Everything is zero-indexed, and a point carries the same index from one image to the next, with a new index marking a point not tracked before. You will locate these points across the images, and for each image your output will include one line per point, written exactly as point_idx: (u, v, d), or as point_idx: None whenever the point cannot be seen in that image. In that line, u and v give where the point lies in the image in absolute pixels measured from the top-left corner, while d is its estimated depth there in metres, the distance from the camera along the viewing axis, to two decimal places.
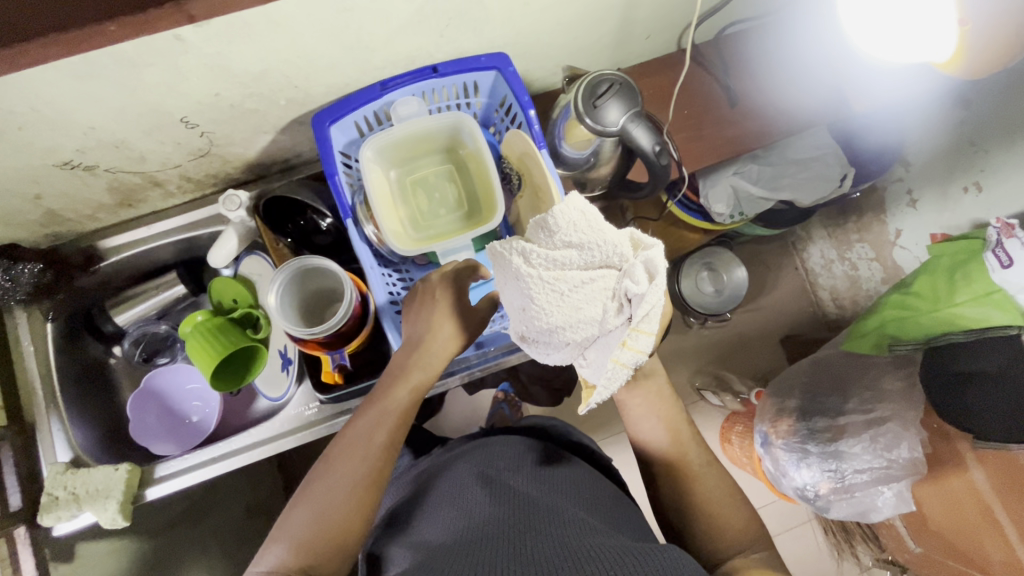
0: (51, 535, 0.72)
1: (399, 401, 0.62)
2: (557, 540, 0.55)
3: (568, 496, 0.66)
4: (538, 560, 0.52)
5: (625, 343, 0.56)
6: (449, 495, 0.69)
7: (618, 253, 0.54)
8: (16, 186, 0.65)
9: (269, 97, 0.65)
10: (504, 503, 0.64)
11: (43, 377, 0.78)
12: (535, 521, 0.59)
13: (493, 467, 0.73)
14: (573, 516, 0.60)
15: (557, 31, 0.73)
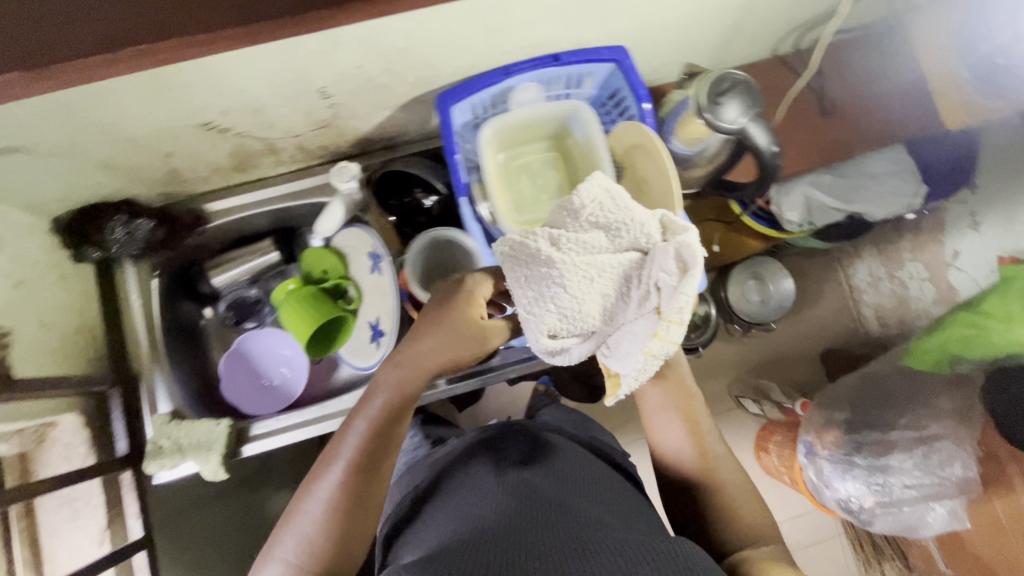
0: (153, 483, 0.75)
1: (378, 414, 0.55)
2: (568, 537, 0.55)
3: (581, 492, 0.66)
4: (552, 553, 0.52)
5: (656, 333, 0.54)
6: (463, 494, 0.68)
7: (646, 233, 0.52)
8: (153, 143, 0.67)
9: (401, 73, 0.68)
10: (512, 498, 0.64)
11: (148, 331, 0.82)
12: (547, 515, 0.59)
13: (510, 467, 0.71)
14: (588, 514, 0.60)
15: (674, 28, 0.75)
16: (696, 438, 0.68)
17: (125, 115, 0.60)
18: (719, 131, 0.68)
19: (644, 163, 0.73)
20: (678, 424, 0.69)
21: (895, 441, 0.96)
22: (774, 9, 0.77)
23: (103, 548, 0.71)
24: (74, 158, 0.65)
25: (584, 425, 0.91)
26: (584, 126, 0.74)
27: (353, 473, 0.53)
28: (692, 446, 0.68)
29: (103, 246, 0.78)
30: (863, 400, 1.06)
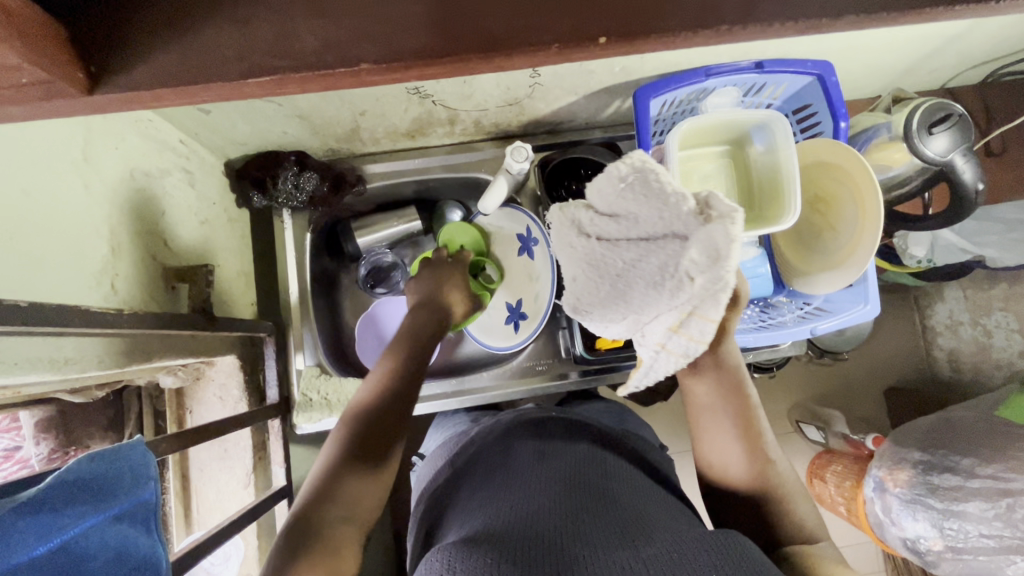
0: (297, 432, 0.76)
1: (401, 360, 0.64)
2: (617, 529, 0.53)
3: (630, 482, 0.64)
4: (601, 545, 0.50)
5: (678, 329, 0.47)
6: (509, 469, 0.65)
7: (681, 216, 0.43)
8: (356, 101, 0.67)
9: (613, 61, 0.67)
10: (557, 479, 0.61)
11: (299, 284, 0.81)
12: (591, 502, 0.57)
13: (555, 447, 0.68)
14: (635, 505, 0.58)
15: (878, 48, 0.73)
16: (747, 443, 0.61)
17: None
18: (925, 159, 0.67)
19: (829, 180, 0.72)
20: (727, 429, 0.61)
21: (974, 490, 0.94)
22: (974, 43, 0.76)
23: (249, 492, 0.73)
24: (282, 106, 0.65)
25: (621, 416, 0.86)
26: (770, 136, 0.72)
27: (368, 418, 0.58)
28: (743, 453, 0.61)
29: (271, 194, 0.78)
30: (943, 441, 1.05)
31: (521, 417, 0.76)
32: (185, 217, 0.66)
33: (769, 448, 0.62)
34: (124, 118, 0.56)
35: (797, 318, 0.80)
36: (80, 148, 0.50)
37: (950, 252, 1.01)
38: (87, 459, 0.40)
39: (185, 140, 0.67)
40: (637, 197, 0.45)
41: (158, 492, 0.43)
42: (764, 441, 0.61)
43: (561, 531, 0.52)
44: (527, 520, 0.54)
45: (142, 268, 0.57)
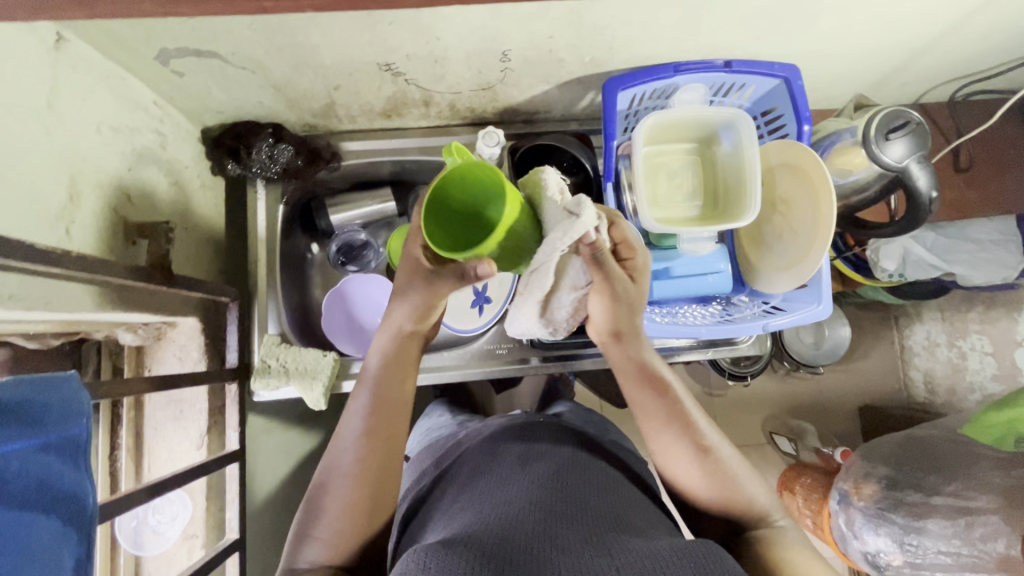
0: (254, 399, 0.77)
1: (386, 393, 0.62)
2: (594, 536, 0.52)
3: (609, 490, 0.63)
4: (575, 550, 0.49)
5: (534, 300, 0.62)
6: (488, 473, 0.65)
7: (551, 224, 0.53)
8: (330, 75, 0.69)
9: (581, 52, 0.69)
10: (537, 481, 0.60)
11: (268, 255, 0.83)
12: (568, 505, 0.57)
13: (535, 450, 0.68)
14: (615, 514, 0.58)
15: (845, 58, 0.75)
16: (682, 432, 0.61)
17: (325, 42, 0.61)
18: (883, 165, 0.69)
19: (791, 183, 0.73)
20: (683, 448, 0.60)
21: (935, 506, 0.95)
22: (942, 59, 0.78)
23: (200, 453, 0.74)
24: (256, 74, 0.67)
25: (593, 420, 0.88)
26: (735, 135, 0.74)
27: (345, 470, 0.58)
28: (678, 440, 0.61)
29: (246, 163, 0.79)
30: (908, 458, 1.05)
31: (508, 424, 0.77)
32: (152, 176, 0.67)
33: (709, 432, 0.62)
34: (94, 73, 0.58)
35: (756, 314, 0.80)
36: (45, 96, 0.51)
37: (920, 269, 0.95)
38: (13, 385, 0.41)
39: (160, 102, 0.68)
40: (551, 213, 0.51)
41: (91, 427, 0.44)
42: (697, 423, 0.62)
43: (532, 533, 0.51)
44: (499, 521, 0.53)
45: (102, 219, 0.58)
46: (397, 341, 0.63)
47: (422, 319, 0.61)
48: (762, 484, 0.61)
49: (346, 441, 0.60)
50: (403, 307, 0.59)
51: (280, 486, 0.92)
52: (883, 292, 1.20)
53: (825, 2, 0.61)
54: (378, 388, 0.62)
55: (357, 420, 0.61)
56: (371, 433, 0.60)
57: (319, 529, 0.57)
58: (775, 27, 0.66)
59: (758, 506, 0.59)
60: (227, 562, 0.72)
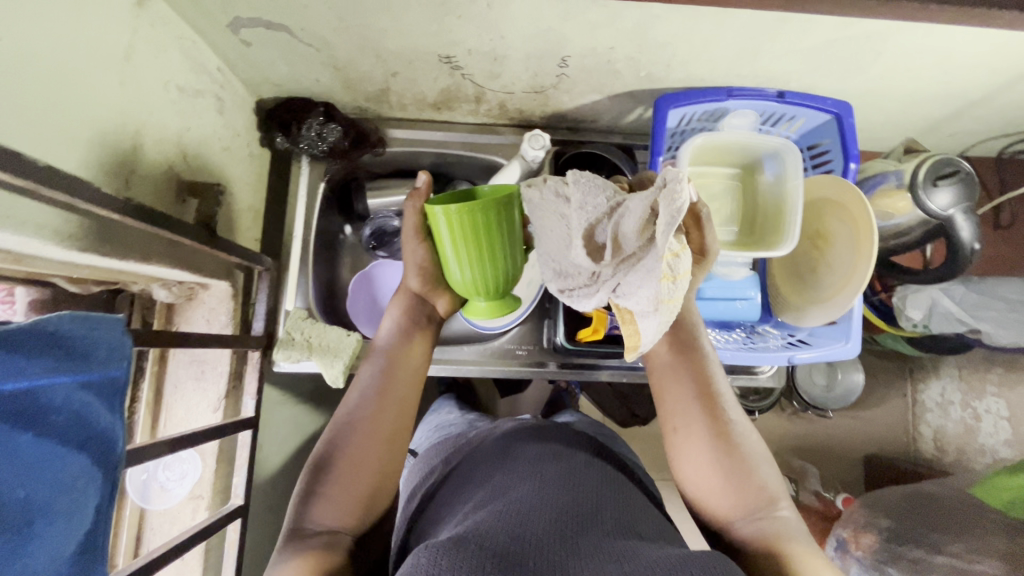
0: (274, 368, 0.78)
1: (405, 368, 0.64)
2: (607, 540, 0.51)
3: (622, 497, 0.62)
4: (584, 552, 0.48)
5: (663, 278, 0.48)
6: (506, 472, 0.63)
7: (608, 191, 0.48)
8: (390, 60, 0.70)
9: (638, 66, 0.69)
10: (550, 480, 0.60)
11: (304, 231, 0.84)
12: (580, 508, 0.56)
13: (550, 451, 0.67)
14: (625, 521, 0.57)
15: (900, 101, 0.75)
16: (701, 407, 0.61)
17: (392, 27, 0.63)
18: (927, 212, 0.69)
19: (831, 219, 0.73)
20: (718, 452, 0.59)
21: (936, 564, 0.93)
22: (996, 113, 0.77)
23: (215, 416, 0.75)
24: (319, 52, 0.68)
25: (604, 431, 0.88)
26: (780, 164, 0.74)
27: (355, 432, 0.59)
28: (699, 419, 0.60)
29: (294, 138, 0.81)
30: (910, 512, 1.04)
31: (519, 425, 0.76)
32: (206, 138, 0.68)
33: (729, 411, 0.61)
34: (168, 32, 0.59)
35: (781, 345, 0.80)
36: (123, 47, 0.53)
37: (946, 322, 0.94)
38: (73, 319, 0.42)
39: (223, 69, 0.70)
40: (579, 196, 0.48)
41: (128, 372, 0.45)
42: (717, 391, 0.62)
43: (546, 537, 0.50)
44: (514, 521, 0.52)
45: (158, 173, 0.60)
46: (407, 305, 0.68)
47: (433, 284, 0.67)
48: (775, 473, 0.59)
49: (357, 400, 0.62)
50: (416, 270, 0.65)
51: (282, 460, 0.92)
52: (903, 342, 1.18)
53: (890, 42, 0.62)
54: (391, 353, 0.65)
55: (370, 384, 0.63)
56: (382, 393, 0.62)
57: (327, 486, 0.56)
58: (835, 62, 0.67)
59: (767, 490, 0.58)
60: (229, 527, 0.72)
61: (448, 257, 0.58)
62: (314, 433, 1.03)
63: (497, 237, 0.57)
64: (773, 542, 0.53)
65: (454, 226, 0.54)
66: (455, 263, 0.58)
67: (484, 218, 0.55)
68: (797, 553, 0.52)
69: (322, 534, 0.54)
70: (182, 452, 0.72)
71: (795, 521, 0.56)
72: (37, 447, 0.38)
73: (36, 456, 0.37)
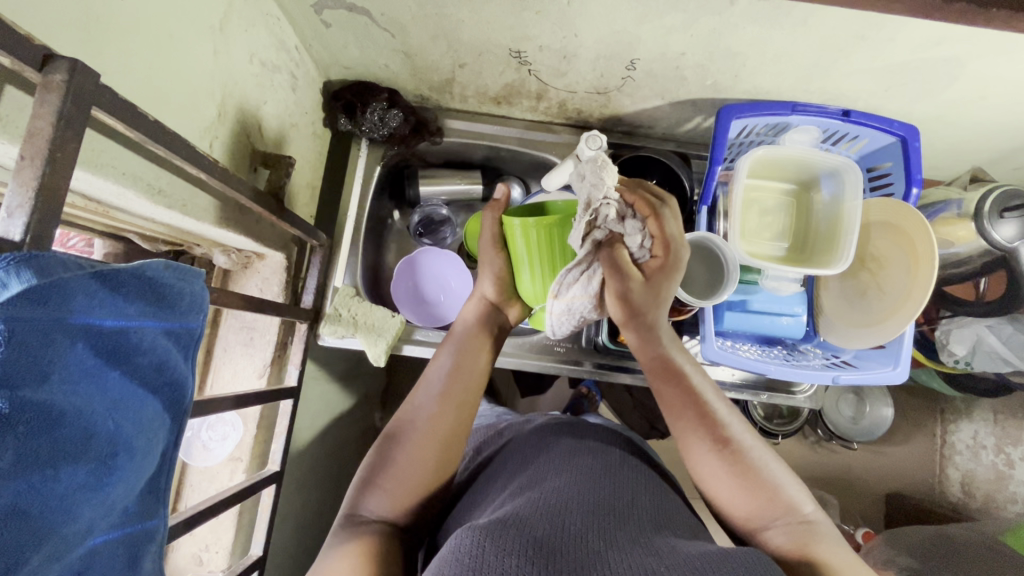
0: (319, 342, 0.80)
1: (470, 370, 0.66)
2: (646, 536, 0.51)
3: (661, 499, 0.61)
4: (622, 544, 0.49)
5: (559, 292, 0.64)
6: (541, 463, 0.63)
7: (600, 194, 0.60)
8: (461, 51, 0.72)
9: (706, 74, 0.70)
10: (586, 474, 0.60)
11: (357, 212, 0.86)
12: (619, 505, 0.56)
13: (586, 447, 0.67)
14: (664, 521, 0.56)
15: (967, 130, 0.74)
16: (700, 423, 0.60)
17: (470, 19, 0.64)
18: (991, 243, 0.68)
19: (886, 242, 0.73)
20: (720, 467, 0.58)
21: None
22: None
23: (260, 382, 0.76)
24: (394, 38, 0.70)
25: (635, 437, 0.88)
26: (839, 184, 0.74)
27: (415, 426, 0.61)
28: (698, 436, 0.60)
29: (357, 121, 0.83)
30: (936, 555, 1.00)
31: (556, 421, 0.76)
32: (278, 112, 0.71)
33: (728, 423, 0.60)
34: (259, 8, 0.62)
35: (823, 364, 0.79)
36: (220, 18, 0.56)
37: (989, 359, 0.91)
38: (167, 268, 0.43)
39: (300, 48, 0.72)
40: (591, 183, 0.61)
41: (203, 325, 0.47)
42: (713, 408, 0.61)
43: (586, 528, 0.50)
44: (555, 511, 0.52)
45: (236, 141, 0.62)
46: (481, 310, 0.72)
47: (506, 291, 0.72)
48: (792, 480, 0.59)
49: (422, 399, 0.63)
50: (492, 276, 0.71)
51: (312, 435, 0.94)
52: (939, 380, 1.16)
53: (969, 67, 0.61)
54: (457, 351, 0.67)
55: (435, 379, 0.65)
56: (447, 391, 0.63)
57: (385, 479, 0.57)
58: (908, 84, 0.66)
59: (787, 498, 0.57)
60: (263, 491, 0.74)
61: (520, 266, 0.69)
62: (343, 411, 1.05)
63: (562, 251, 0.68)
64: (802, 546, 0.53)
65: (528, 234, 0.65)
66: (526, 273, 0.69)
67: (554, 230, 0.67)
68: (828, 559, 0.51)
69: (375, 522, 0.55)
70: (225, 413, 0.74)
71: (822, 523, 0.56)
72: (123, 385, 0.39)
73: (121, 393, 0.39)
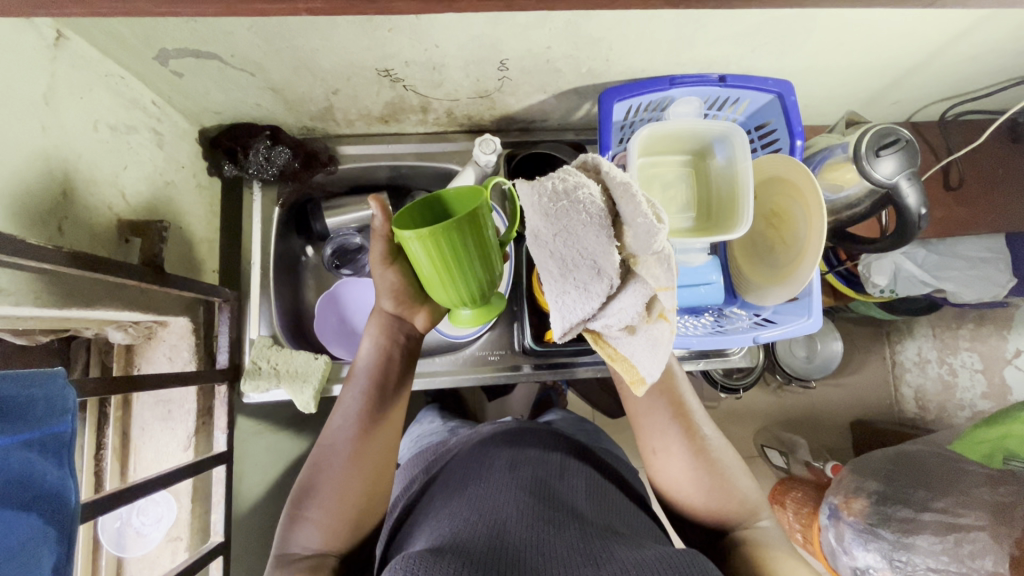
0: (244, 400, 0.77)
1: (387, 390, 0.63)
2: (582, 542, 0.51)
3: (601, 499, 0.62)
4: (557, 553, 0.49)
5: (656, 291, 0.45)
6: (481, 480, 0.62)
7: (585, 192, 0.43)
8: (328, 79, 0.69)
9: (579, 63, 0.69)
10: (524, 485, 0.60)
11: (262, 257, 0.83)
12: (555, 513, 0.56)
13: (525, 456, 0.67)
14: (602, 522, 0.57)
15: (840, 75, 0.76)
16: (676, 424, 0.62)
17: (324, 45, 0.62)
18: (874, 181, 0.70)
19: (783, 196, 0.74)
20: (688, 464, 0.60)
21: (925, 523, 0.93)
22: (934, 78, 0.79)
23: (186, 455, 0.73)
24: (254, 76, 0.67)
25: (585, 427, 0.88)
26: (729, 148, 0.75)
27: (336, 455, 0.59)
28: (676, 437, 0.62)
29: (242, 165, 0.79)
30: (898, 475, 1.04)
31: (498, 430, 0.76)
32: (146, 174, 0.67)
33: (703, 426, 0.63)
34: (93, 72, 0.58)
35: (747, 325, 0.81)
36: (42, 92, 0.52)
37: (911, 286, 0.97)
38: (4, 379, 0.40)
39: (158, 101, 0.69)
40: (536, 197, 0.44)
41: (76, 425, 0.44)
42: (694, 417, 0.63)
43: (521, 542, 0.50)
44: (490, 532, 0.51)
45: (95, 216, 0.59)
46: (384, 323, 0.65)
47: (409, 302, 0.64)
48: (750, 482, 0.61)
49: (342, 427, 0.60)
50: (391, 292, 0.62)
51: (266, 490, 0.91)
52: (875, 307, 1.20)
53: (818, 20, 0.62)
54: (372, 373, 0.63)
55: (353, 408, 0.61)
56: (367, 418, 0.61)
57: (314, 510, 0.56)
58: (771, 43, 0.67)
59: (749, 502, 0.59)
60: (210, 565, 0.71)
61: (427, 275, 0.56)
62: (298, 457, 1.02)
63: (469, 250, 0.53)
64: (755, 545, 0.55)
65: (422, 248, 0.51)
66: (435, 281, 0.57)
67: (452, 241, 0.52)
68: (774, 554, 0.53)
69: (307, 557, 0.54)
70: (154, 495, 0.71)
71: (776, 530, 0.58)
72: None
73: None
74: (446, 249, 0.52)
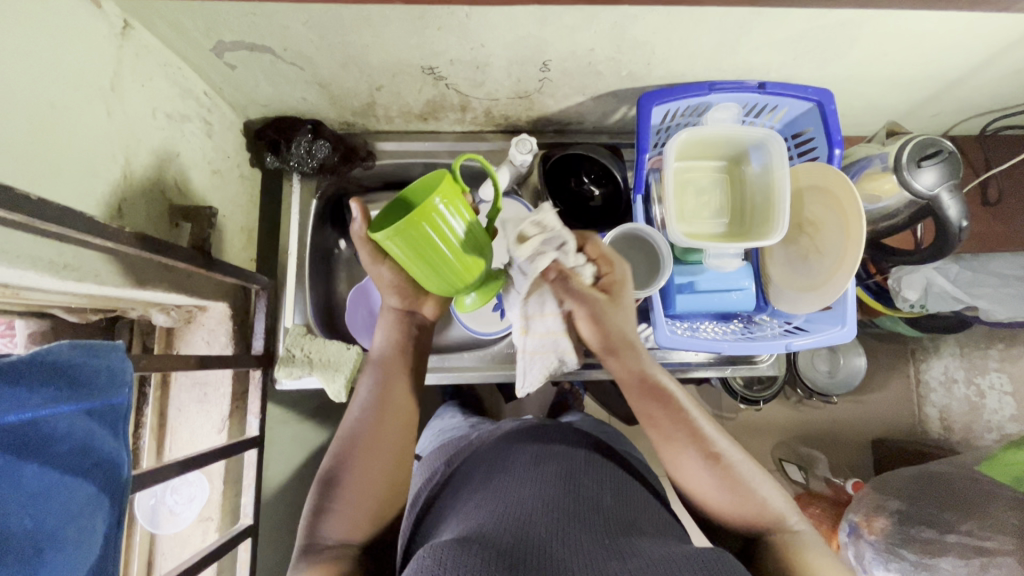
0: (276, 387, 0.78)
1: (399, 381, 0.64)
2: (608, 537, 0.52)
3: (625, 495, 0.62)
4: (586, 548, 0.49)
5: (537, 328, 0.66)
6: (511, 474, 0.63)
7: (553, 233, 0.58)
8: (375, 75, 0.71)
9: (620, 66, 0.70)
10: (549, 481, 0.60)
11: (298, 248, 0.85)
12: (581, 508, 0.56)
13: (551, 451, 0.67)
14: (627, 518, 0.57)
15: (881, 85, 0.76)
16: (689, 439, 0.61)
17: (374, 42, 0.64)
18: (914, 192, 0.69)
19: (819, 206, 0.74)
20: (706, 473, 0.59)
21: (949, 545, 0.91)
22: (977, 91, 0.78)
23: (220, 437, 0.75)
24: (304, 71, 0.69)
25: (608, 429, 0.88)
26: (765, 155, 0.75)
27: (355, 446, 0.59)
28: (687, 445, 0.61)
29: (284, 157, 0.81)
30: (922, 494, 1.02)
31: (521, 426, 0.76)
32: (195, 162, 0.69)
33: (717, 439, 0.61)
34: (154, 61, 0.60)
35: (778, 333, 0.80)
36: (110, 79, 0.54)
37: (943, 301, 0.93)
38: (73, 348, 0.44)
39: (210, 92, 0.71)
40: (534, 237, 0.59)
41: (131, 398, 0.47)
42: (702, 428, 0.62)
43: (547, 534, 0.51)
44: (518, 525, 0.52)
45: (148, 200, 0.61)
46: (394, 320, 0.66)
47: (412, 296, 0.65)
48: (774, 489, 0.60)
49: (357, 418, 0.61)
50: (392, 288, 0.63)
51: (289, 477, 0.92)
52: (902, 323, 1.18)
53: (864, 30, 0.62)
54: (385, 368, 0.64)
55: (367, 399, 0.62)
56: (382, 411, 0.61)
57: (338, 503, 0.57)
58: (814, 50, 0.67)
59: (776, 508, 0.58)
60: (239, 547, 0.72)
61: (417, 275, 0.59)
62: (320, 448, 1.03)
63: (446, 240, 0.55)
64: (788, 554, 0.54)
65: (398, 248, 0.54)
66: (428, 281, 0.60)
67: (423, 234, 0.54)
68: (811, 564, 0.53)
69: (333, 546, 0.55)
70: (189, 475, 0.73)
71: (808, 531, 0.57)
72: (42, 477, 0.39)
73: (42, 485, 0.39)
74: (422, 246, 0.55)
